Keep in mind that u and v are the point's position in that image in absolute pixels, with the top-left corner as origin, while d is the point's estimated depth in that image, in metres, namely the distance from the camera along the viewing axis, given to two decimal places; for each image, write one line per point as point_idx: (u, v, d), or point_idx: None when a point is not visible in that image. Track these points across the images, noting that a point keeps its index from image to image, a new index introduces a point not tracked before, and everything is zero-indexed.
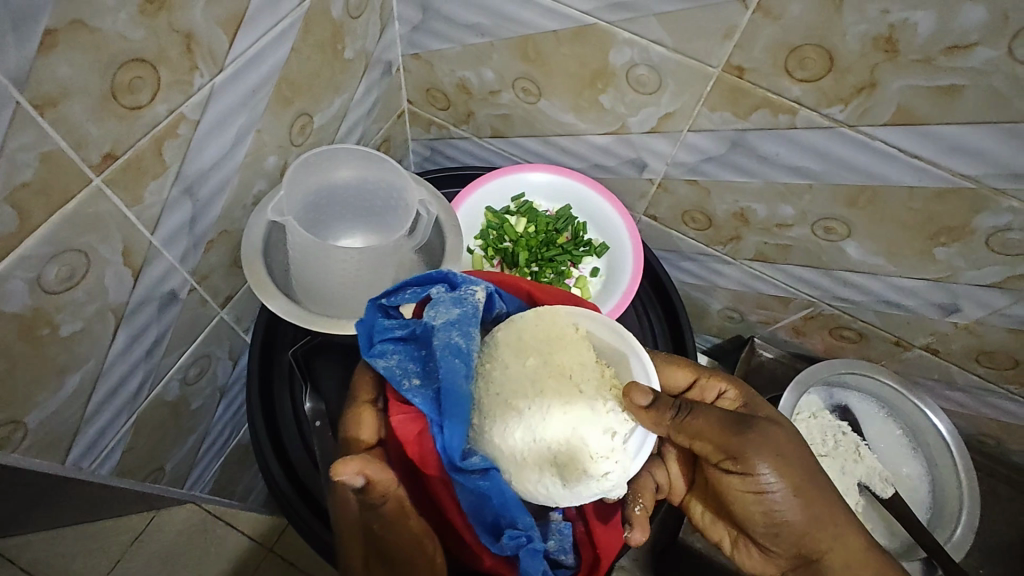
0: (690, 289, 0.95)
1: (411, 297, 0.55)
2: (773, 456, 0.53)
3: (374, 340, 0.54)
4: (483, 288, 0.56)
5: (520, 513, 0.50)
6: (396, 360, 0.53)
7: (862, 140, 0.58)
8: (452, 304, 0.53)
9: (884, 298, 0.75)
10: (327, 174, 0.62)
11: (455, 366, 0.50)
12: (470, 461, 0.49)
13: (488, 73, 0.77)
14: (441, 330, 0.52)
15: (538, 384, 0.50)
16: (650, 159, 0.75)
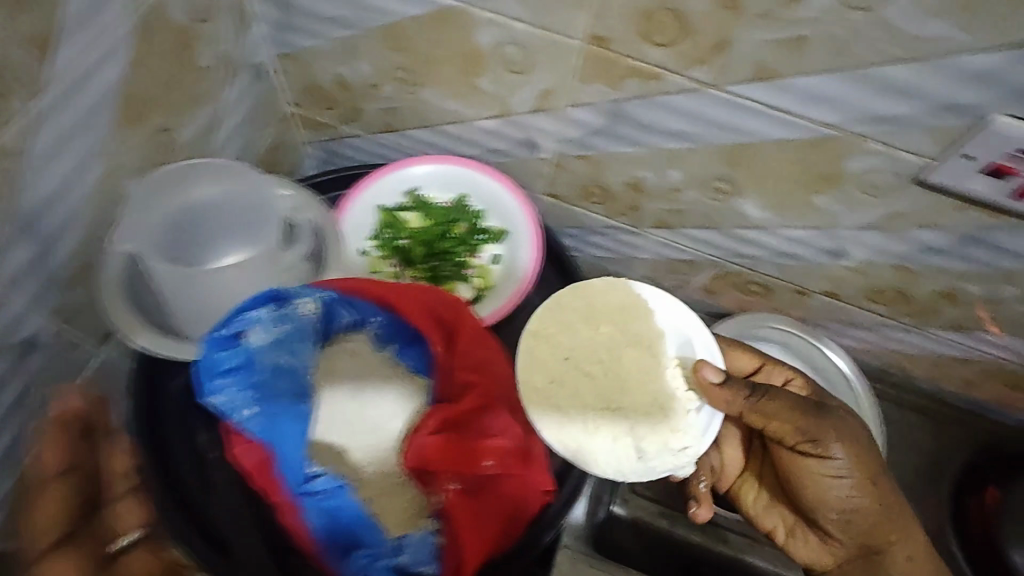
0: (605, 263, 0.96)
1: (244, 326, 0.57)
2: (847, 443, 0.56)
3: (211, 374, 0.57)
4: (310, 301, 0.61)
5: (367, 530, 0.57)
6: (233, 392, 0.57)
7: (727, 99, 0.59)
8: (277, 324, 0.59)
9: (779, 250, 0.77)
10: (184, 195, 0.62)
11: (286, 382, 0.60)
12: (312, 483, 0.55)
13: (362, 66, 0.74)
14: (269, 350, 0.59)
15: (613, 353, 0.55)
16: (539, 138, 0.75)
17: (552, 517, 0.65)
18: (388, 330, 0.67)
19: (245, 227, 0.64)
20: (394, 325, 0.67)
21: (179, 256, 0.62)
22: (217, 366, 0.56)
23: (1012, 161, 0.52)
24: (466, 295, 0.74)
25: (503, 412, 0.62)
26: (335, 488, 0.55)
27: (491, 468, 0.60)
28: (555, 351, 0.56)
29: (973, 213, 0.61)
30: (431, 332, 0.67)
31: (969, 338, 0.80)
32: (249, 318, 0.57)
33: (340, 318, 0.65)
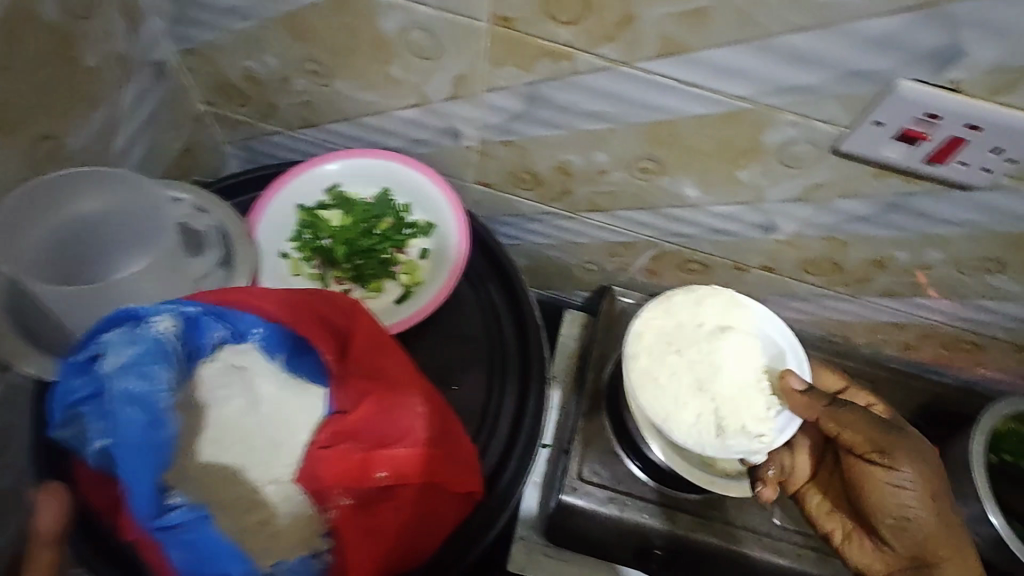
0: (546, 249, 0.94)
1: (92, 351, 0.49)
2: (927, 460, 0.63)
3: (63, 403, 0.49)
4: (168, 319, 0.51)
5: (231, 564, 0.48)
6: (85, 424, 0.49)
7: (640, 77, 0.57)
8: (125, 346, 0.49)
9: (712, 226, 0.76)
10: (64, 209, 0.55)
11: (131, 415, 0.48)
12: (166, 518, 0.47)
13: (270, 60, 0.70)
14: (116, 377, 0.48)
15: (697, 355, 0.72)
16: (461, 126, 0.72)
17: (481, 518, 0.61)
18: (271, 340, 0.58)
19: (137, 239, 0.58)
20: (281, 335, 0.58)
21: (66, 275, 0.56)
22: (71, 394, 0.49)
23: (920, 126, 0.53)
24: (394, 293, 0.71)
25: (403, 415, 0.56)
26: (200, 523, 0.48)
27: (385, 478, 0.53)
28: (665, 340, 0.73)
29: (891, 180, 0.61)
30: (323, 341, 0.58)
31: (903, 303, 0.81)
32: (99, 339, 0.49)
33: (211, 333, 0.56)
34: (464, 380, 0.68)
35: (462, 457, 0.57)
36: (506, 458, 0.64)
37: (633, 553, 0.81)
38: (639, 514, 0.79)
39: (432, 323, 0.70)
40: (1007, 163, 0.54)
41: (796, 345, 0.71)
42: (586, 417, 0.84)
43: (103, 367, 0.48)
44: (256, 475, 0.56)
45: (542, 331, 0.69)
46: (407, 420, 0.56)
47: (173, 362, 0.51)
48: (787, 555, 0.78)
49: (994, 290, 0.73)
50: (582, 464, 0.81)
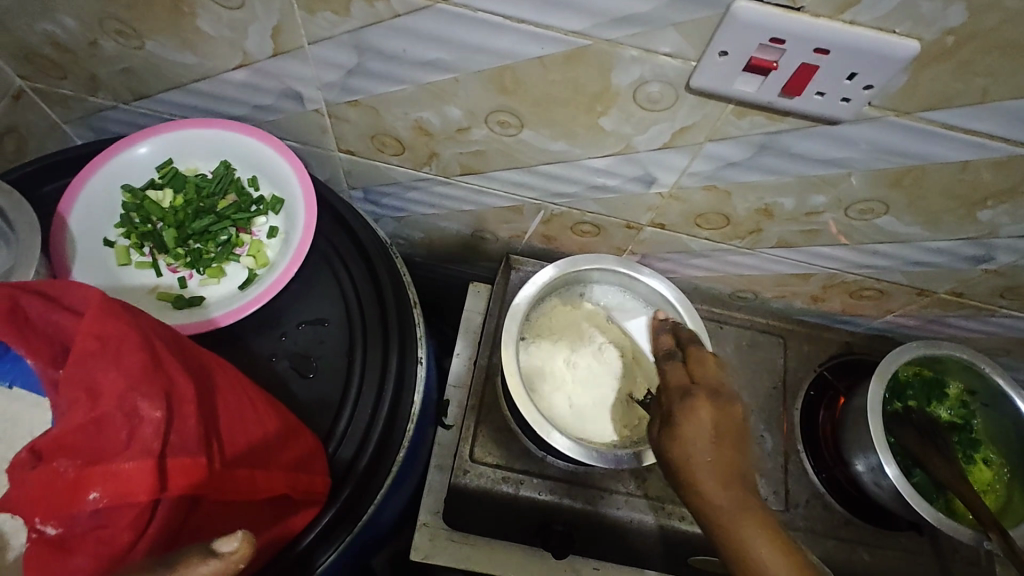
0: (435, 220, 0.88)
1: None
2: (675, 445, 0.55)
3: None
4: None
5: None
6: None
7: (465, 15, 0.50)
8: None
9: (591, 183, 0.71)
10: None
11: None
12: None
13: (68, 21, 0.61)
14: None
15: (579, 381, 0.74)
16: (300, 87, 0.64)
17: (332, 519, 0.55)
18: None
19: None
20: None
21: None
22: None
23: (768, 54, 0.48)
24: (238, 276, 0.64)
25: (122, 423, 0.38)
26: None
27: (99, 501, 0.36)
28: (565, 373, 0.74)
29: (756, 118, 0.56)
30: (27, 341, 0.42)
31: (801, 253, 0.77)
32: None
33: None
34: (322, 365, 0.62)
35: (254, 458, 0.46)
36: (362, 448, 0.58)
37: (536, 533, 0.75)
38: (536, 493, 0.75)
39: (283, 306, 0.64)
40: (865, 90, 0.49)
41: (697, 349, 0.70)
42: (479, 394, 0.79)
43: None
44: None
45: (413, 309, 0.65)
46: (129, 429, 0.38)
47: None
48: (693, 521, 0.75)
49: (886, 233, 0.69)
50: (475, 445, 0.76)
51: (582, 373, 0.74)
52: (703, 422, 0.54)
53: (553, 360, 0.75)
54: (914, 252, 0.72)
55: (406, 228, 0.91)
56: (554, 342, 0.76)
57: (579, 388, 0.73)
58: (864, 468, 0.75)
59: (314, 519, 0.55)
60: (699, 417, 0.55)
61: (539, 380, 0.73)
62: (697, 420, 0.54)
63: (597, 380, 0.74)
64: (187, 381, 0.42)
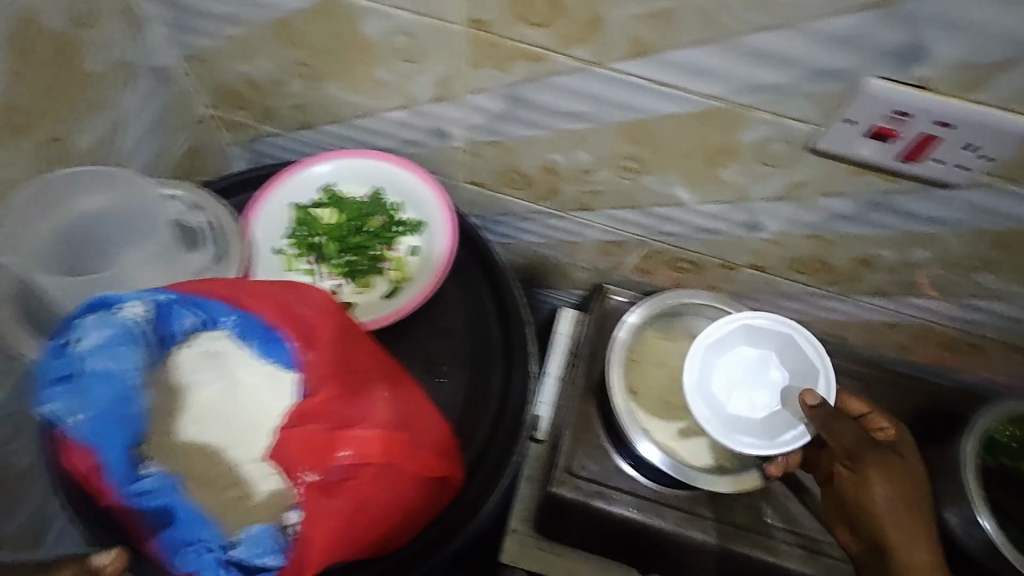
0: (540, 249, 0.95)
1: (87, 333, 0.48)
2: (898, 467, 0.68)
3: (46, 379, 0.47)
4: (141, 305, 0.50)
5: (195, 526, 0.47)
6: (62, 403, 0.47)
7: (616, 77, 0.58)
8: (98, 328, 0.48)
9: (699, 225, 0.77)
10: (66, 206, 0.58)
11: (103, 391, 0.48)
12: (141, 483, 0.47)
13: (264, 64, 0.73)
14: (91, 357, 0.48)
15: (674, 410, 0.80)
16: (448, 127, 0.74)
17: (458, 509, 0.63)
18: (245, 330, 0.55)
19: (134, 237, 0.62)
20: (251, 324, 0.55)
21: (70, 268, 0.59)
22: (48, 375, 0.47)
23: (891, 123, 0.53)
24: (383, 288, 0.73)
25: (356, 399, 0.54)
26: (269, 551, 0.47)
27: (344, 457, 0.51)
28: (657, 401, 0.80)
29: (870, 178, 0.61)
30: (293, 329, 0.55)
31: (896, 304, 0.80)
32: (70, 324, 0.49)
33: (183, 321, 0.53)
34: (454, 370, 0.70)
35: (428, 441, 0.57)
36: (488, 447, 0.66)
37: (622, 549, 0.82)
38: (626, 509, 0.80)
39: (421, 317, 0.72)
40: (983, 160, 0.54)
41: (829, 368, 0.70)
42: (577, 412, 0.84)
43: (74, 348, 0.48)
44: (236, 454, 0.54)
45: (529, 327, 0.70)
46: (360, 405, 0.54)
47: (143, 343, 0.50)
48: (779, 554, 0.77)
49: (985, 290, 0.72)
50: (572, 458, 0.82)
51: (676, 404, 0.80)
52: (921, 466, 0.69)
53: (647, 387, 0.80)
54: (1015, 311, 0.74)
55: (511, 254, 0.99)
56: (651, 371, 0.81)
57: (672, 415, 0.79)
58: (954, 520, 0.74)
59: (446, 511, 0.63)
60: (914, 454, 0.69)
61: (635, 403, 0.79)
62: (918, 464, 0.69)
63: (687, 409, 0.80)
64: (391, 377, 0.59)
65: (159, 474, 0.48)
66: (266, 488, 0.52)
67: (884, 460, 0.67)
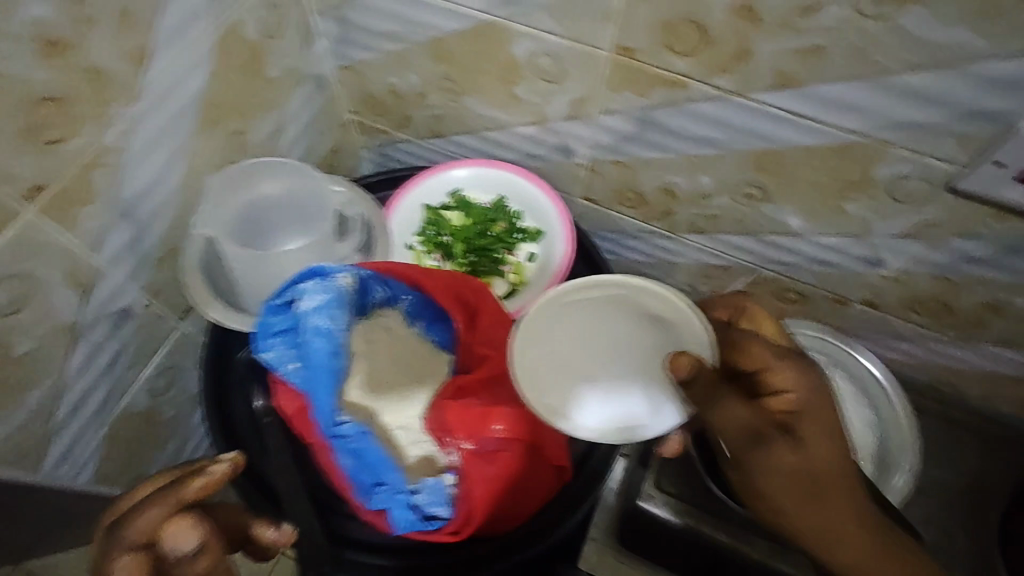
0: (641, 267, 0.97)
1: (304, 297, 0.61)
2: (817, 440, 0.48)
3: (266, 334, 0.62)
4: (350, 276, 0.64)
5: (386, 470, 0.62)
6: (280, 351, 0.62)
7: (754, 107, 0.60)
8: (318, 292, 0.61)
9: (815, 256, 0.77)
10: (254, 189, 0.68)
11: (319, 345, 0.62)
12: (341, 427, 0.62)
13: (412, 76, 0.79)
14: (313, 315, 0.61)
15: None
16: (575, 144, 0.78)
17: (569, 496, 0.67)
18: (415, 308, 0.70)
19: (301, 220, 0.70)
20: (422, 306, 0.70)
21: (247, 240, 0.69)
22: (273, 328, 0.62)
23: None
24: (502, 289, 0.79)
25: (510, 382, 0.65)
26: (441, 499, 0.62)
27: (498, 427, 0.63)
28: None
29: (1012, 222, 0.60)
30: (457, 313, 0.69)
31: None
32: (294, 287, 0.62)
33: (374, 294, 0.67)
34: None
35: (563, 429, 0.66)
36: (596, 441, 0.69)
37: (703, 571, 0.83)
38: (715, 532, 0.79)
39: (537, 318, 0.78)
40: None
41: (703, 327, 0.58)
42: None
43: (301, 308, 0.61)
44: (389, 419, 0.66)
45: None
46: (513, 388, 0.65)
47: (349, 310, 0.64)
48: None
49: None
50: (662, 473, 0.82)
51: None
52: (838, 425, 0.49)
53: None
54: None
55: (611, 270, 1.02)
56: None
57: None
58: None
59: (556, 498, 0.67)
60: (829, 398, 0.49)
61: None
62: (833, 431, 0.49)
63: None
64: None
65: (352, 424, 0.62)
66: (415, 451, 0.65)
67: (785, 447, 0.47)
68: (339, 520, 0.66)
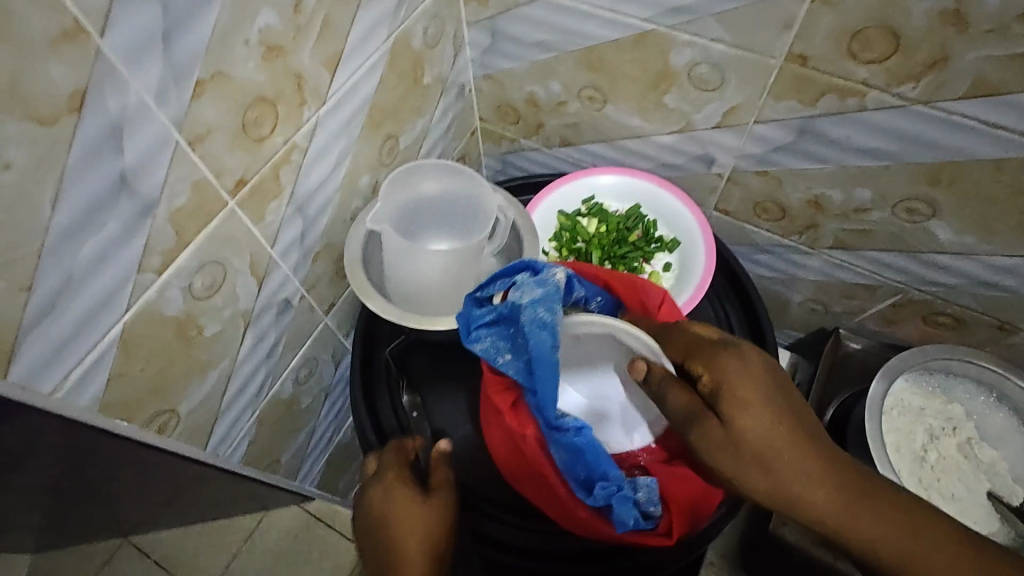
0: (768, 284, 0.93)
1: (501, 288, 0.62)
2: (755, 397, 0.47)
3: (471, 328, 0.61)
4: (563, 271, 0.61)
5: (610, 466, 0.56)
6: (490, 341, 0.61)
7: (939, 116, 0.58)
8: (535, 285, 0.59)
9: (980, 278, 0.72)
10: (416, 188, 0.72)
11: (541, 337, 0.56)
12: (563, 420, 0.56)
13: (555, 85, 0.80)
14: (526, 307, 0.57)
15: (935, 471, 0.74)
16: (717, 154, 0.76)
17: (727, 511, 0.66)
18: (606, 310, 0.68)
19: (459, 223, 0.75)
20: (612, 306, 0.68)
21: (405, 235, 0.73)
22: (478, 321, 0.61)
23: None
24: None
25: None
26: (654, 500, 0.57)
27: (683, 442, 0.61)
28: (916, 457, 0.75)
29: None
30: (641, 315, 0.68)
31: None
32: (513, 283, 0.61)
33: (577, 291, 0.65)
34: None
35: None
36: None
37: None
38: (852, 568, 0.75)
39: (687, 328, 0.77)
40: None
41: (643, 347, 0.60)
42: None
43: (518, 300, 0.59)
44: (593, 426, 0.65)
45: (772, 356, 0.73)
46: None
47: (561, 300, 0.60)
48: None
49: None
50: None
51: (935, 464, 0.75)
52: (783, 384, 0.49)
53: (902, 441, 0.76)
54: None
55: None
56: (905, 425, 0.77)
57: (930, 474, 0.74)
58: None
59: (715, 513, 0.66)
60: (773, 362, 0.50)
61: (891, 453, 0.75)
62: (777, 381, 0.49)
63: (946, 473, 0.74)
64: None
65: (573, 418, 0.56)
66: None
67: (713, 422, 0.48)
68: (487, 525, 0.69)
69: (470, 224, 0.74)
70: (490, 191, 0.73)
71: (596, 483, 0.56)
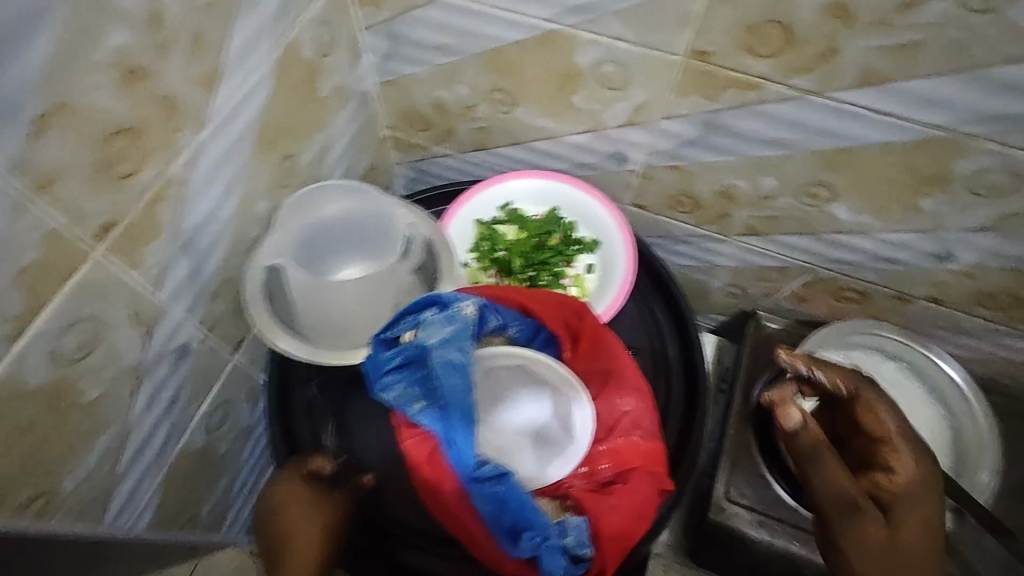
0: (689, 273, 0.95)
1: (407, 326, 0.58)
2: (917, 520, 0.56)
3: (380, 372, 0.57)
4: (472, 304, 0.59)
5: (536, 514, 0.54)
6: (401, 388, 0.56)
7: (831, 105, 0.60)
8: (444, 323, 0.56)
9: (879, 254, 0.76)
10: (320, 212, 0.67)
11: (455, 383, 0.54)
12: (484, 469, 0.53)
13: (462, 89, 0.77)
14: (437, 348, 0.55)
15: None
16: (630, 151, 0.76)
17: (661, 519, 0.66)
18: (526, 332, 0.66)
19: (367, 245, 0.69)
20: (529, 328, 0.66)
21: (310, 265, 0.68)
22: (387, 365, 0.57)
23: None
24: None
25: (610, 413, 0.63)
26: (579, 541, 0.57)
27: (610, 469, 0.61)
28: None
29: None
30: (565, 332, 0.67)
31: None
32: (420, 321, 0.58)
33: (490, 322, 0.63)
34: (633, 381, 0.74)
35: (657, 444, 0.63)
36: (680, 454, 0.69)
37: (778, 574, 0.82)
38: (788, 542, 0.78)
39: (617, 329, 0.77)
40: None
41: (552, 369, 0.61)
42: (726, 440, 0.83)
43: (428, 342, 0.55)
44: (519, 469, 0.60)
45: (699, 347, 0.73)
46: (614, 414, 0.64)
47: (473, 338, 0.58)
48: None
49: None
50: (728, 485, 0.81)
51: None
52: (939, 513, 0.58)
53: None
54: None
55: None
56: None
57: None
58: None
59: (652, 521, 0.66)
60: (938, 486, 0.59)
61: None
62: (936, 513, 0.57)
63: None
64: (631, 370, 0.65)
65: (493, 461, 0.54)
66: None
67: (880, 522, 0.55)
68: (407, 554, 0.68)
69: (380, 244, 0.69)
70: (399, 209, 0.69)
71: (522, 532, 0.55)
